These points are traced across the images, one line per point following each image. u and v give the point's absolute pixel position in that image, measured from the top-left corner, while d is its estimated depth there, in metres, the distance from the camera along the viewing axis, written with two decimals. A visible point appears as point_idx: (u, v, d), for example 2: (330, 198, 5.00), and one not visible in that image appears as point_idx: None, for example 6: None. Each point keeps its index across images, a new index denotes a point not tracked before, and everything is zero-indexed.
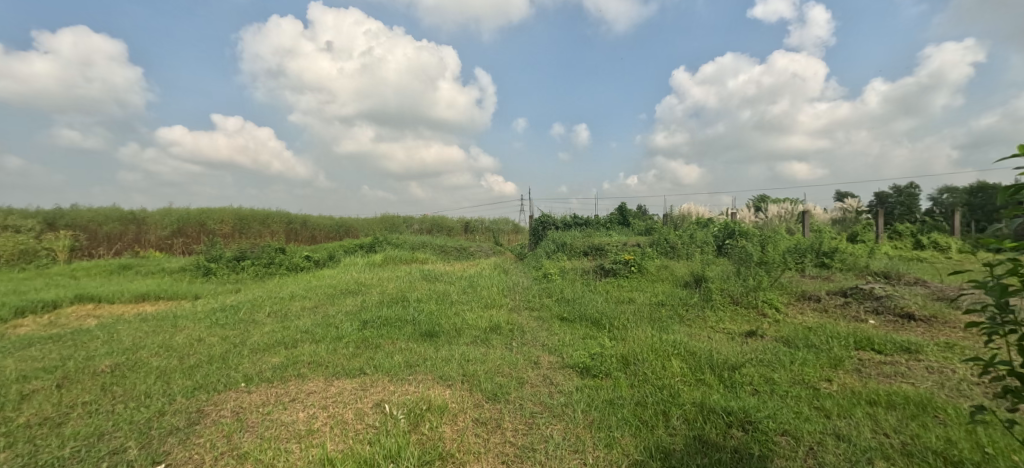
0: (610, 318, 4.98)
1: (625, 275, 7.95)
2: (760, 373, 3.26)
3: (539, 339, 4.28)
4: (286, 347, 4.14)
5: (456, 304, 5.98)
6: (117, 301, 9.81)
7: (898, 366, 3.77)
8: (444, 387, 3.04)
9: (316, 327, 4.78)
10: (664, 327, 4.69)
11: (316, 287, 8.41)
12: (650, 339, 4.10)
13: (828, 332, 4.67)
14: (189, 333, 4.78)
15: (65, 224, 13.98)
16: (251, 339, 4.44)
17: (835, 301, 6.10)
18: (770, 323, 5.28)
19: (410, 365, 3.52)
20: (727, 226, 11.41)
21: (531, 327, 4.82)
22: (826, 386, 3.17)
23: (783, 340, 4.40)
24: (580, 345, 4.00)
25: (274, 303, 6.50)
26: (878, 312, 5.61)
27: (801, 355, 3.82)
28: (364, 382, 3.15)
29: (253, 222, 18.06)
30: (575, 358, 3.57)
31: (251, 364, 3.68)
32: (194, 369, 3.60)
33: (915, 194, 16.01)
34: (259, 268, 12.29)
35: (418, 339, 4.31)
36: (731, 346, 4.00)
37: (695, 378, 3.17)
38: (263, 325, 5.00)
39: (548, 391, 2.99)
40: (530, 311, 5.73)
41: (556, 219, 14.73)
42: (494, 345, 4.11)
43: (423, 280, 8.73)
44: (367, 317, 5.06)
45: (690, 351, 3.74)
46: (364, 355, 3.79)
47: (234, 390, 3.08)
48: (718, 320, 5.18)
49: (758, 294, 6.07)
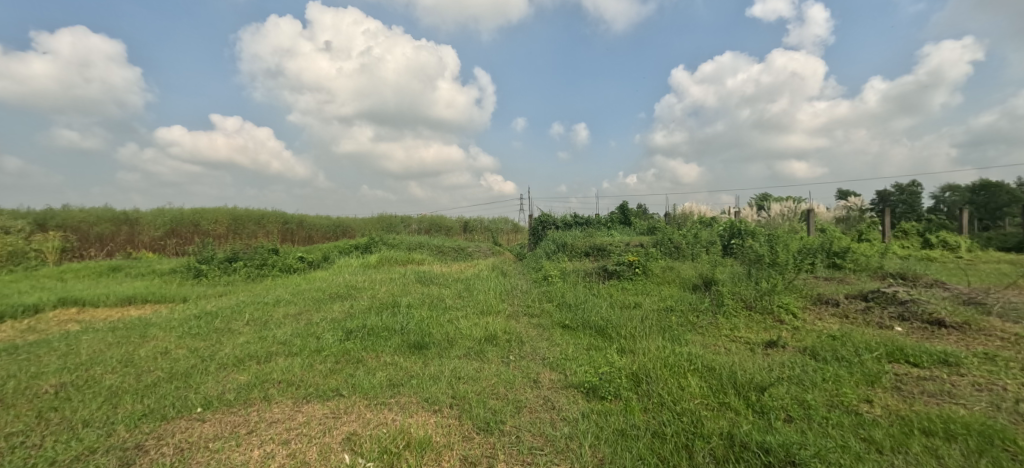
0: (616, 327, 4.58)
1: (630, 278, 7.54)
2: (792, 394, 2.86)
3: (538, 352, 3.87)
4: (257, 362, 3.72)
5: (450, 310, 5.58)
6: (102, 305, 9.38)
7: (941, 382, 3.37)
8: (430, 414, 2.64)
9: (295, 338, 4.35)
10: (677, 337, 4.28)
11: (306, 290, 8.00)
12: (662, 352, 3.70)
13: (855, 342, 4.26)
14: (157, 344, 4.37)
15: (55, 225, 13.54)
16: (222, 352, 4.02)
17: (856, 306, 5.68)
18: (788, 330, 4.88)
19: (393, 385, 3.10)
20: (732, 224, 11.00)
21: (530, 337, 4.43)
22: (868, 410, 2.77)
23: (808, 351, 4.00)
24: (585, 359, 3.60)
25: (257, 309, 6.08)
26: (903, 318, 5.20)
27: (832, 370, 3.41)
28: (339, 407, 2.74)
29: (248, 222, 17.63)
30: (581, 376, 3.17)
31: (214, 383, 3.27)
32: (151, 389, 3.21)
33: (918, 192, 15.61)
34: (252, 269, 11.89)
35: (405, 352, 3.90)
36: (753, 360, 3.60)
37: (718, 402, 2.77)
38: (239, 335, 4.58)
39: (550, 419, 2.58)
40: (529, 318, 5.32)
41: (557, 218, 14.33)
42: (490, 359, 3.70)
43: (417, 283, 8.31)
44: (352, 326, 4.64)
45: (708, 367, 3.34)
46: (342, 372, 3.37)
47: (185, 418, 2.68)
48: (733, 329, 4.78)
49: (772, 298, 5.67)
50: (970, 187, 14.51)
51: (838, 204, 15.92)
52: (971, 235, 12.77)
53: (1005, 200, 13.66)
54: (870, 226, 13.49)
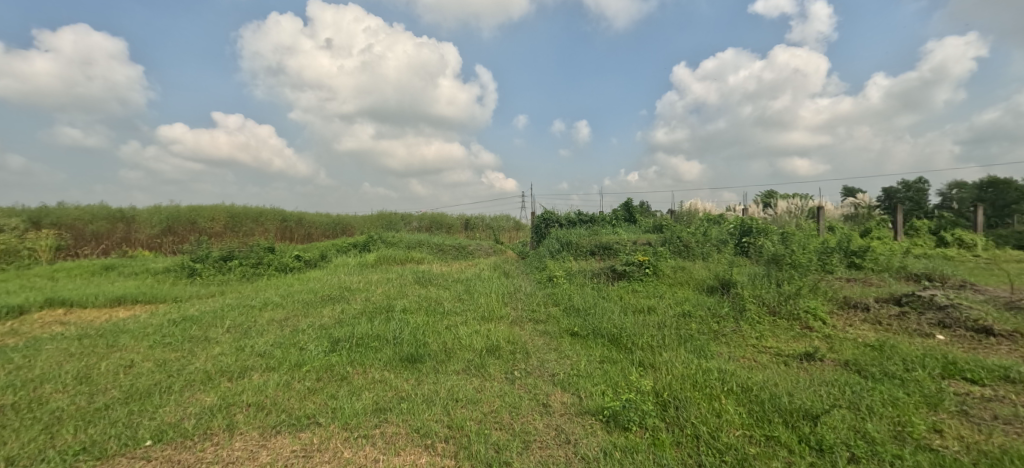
0: (632, 336, 4.14)
1: (640, 279, 7.09)
2: (849, 425, 2.42)
3: (547, 367, 3.43)
4: (229, 379, 3.30)
5: (449, 315, 5.15)
6: (90, 305, 8.95)
7: (1012, 405, 2.92)
8: (420, 452, 2.21)
9: (276, 349, 3.92)
10: (701, 349, 3.82)
11: (297, 292, 7.55)
12: (687, 368, 3.25)
13: (902, 355, 3.80)
14: (122, 356, 3.93)
15: (50, 223, 13.08)
16: (192, 366, 3.59)
17: (889, 311, 5.22)
18: (820, 338, 4.43)
19: (378, 410, 2.66)
20: (743, 221, 10.52)
21: (536, 347, 3.99)
22: (943, 445, 2.34)
23: (851, 366, 3.55)
24: (600, 377, 3.15)
25: (242, 314, 5.64)
26: (944, 325, 4.76)
27: (886, 390, 2.96)
28: (313, 441, 2.32)
29: (246, 220, 17.19)
30: (598, 399, 2.74)
31: (175, 406, 2.84)
32: (102, 413, 2.79)
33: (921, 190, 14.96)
34: (247, 268, 11.47)
35: (397, 367, 3.46)
36: (794, 378, 3.14)
37: (765, 435, 2.33)
38: (215, 345, 4.14)
39: (565, 458, 2.16)
40: (535, 324, 4.87)
41: (560, 216, 13.84)
42: (492, 376, 3.27)
43: (415, 283, 7.87)
44: (340, 335, 4.20)
45: (745, 388, 2.89)
46: (323, 392, 2.94)
47: (129, 455, 2.28)
48: (760, 338, 4.33)
49: (797, 302, 5.21)
50: (976, 185, 13.85)
51: (846, 202, 15.41)
52: (984, 233, 12.23)
53: (1014, 197, 12.89)
54: (880, 224, 13.02)
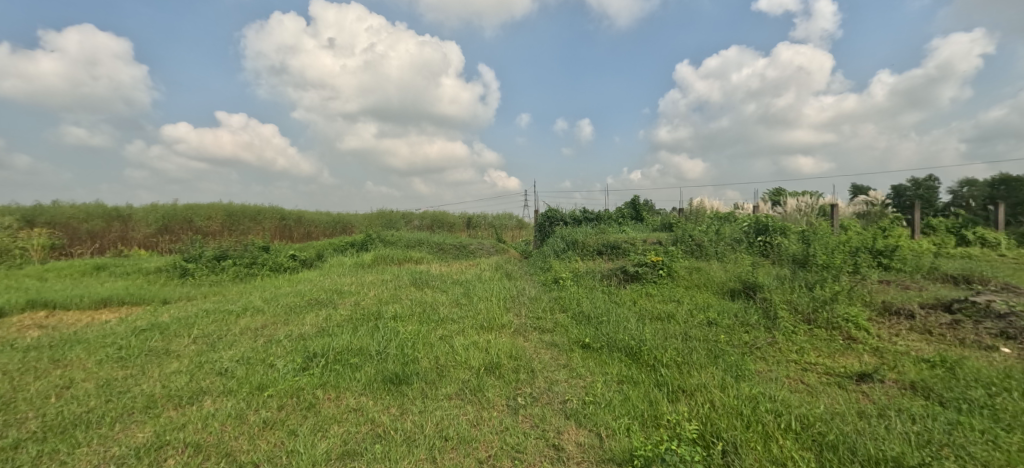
0: (655, 351, 3.55)
1: (655, 281, 6.52)
2: None
3: (558, 391, 2.86)
4: (175, 407, 2.76)
5: (444, 323, 4.59)
6: (73, 308, 8.40)
7: None
8: None
9: (240, 366, 3.37)
10: (737, 367, 3.24)
11: (284, 295, 6.99)
12: (729, 394, 2.68)
13: (975, 374, 3.21)
14: (62, 375, 3.38)
15: (44, 221, 12.63)
16: (138, 388, 3.04)
17: (939, 319, 4.62)
18: (870, 353, 3.83)
19: (347, 454, 2.11)
20: (758, 219, 9.92)
21: (544, 363, 3.43)
22: None
23: (919, 390, 2.97)
24: (623, 406, 2.58)
25: (218, 321, 5.10)
26: (1007, 336, 4.17)
27: (980, 426, 2.37)
28: None
29: (243, 218, 16.66)
30: (625, 440, 2.17)
31: (98, 446, 2.30)
32: (6, 455, 2.24)
33: (934, 186, 14.19)
34: (240, 268, 10.91)
35: (378, 390, 2.91)
36: (860, 409, 2.57)
37: None
38: (174, 361, 3.60)
39: None
40: (540, 334, 4.33)
41: (565, 214, 13.25)
42: (491, 403, 2.72)
43: (411, 285, 7.34)
44: (316, 348, 3.63)
45: (805, 424, 2.32)
46: (283, 427, 2.39)
47: None
48: (801, 352, 3.75)
49: (836, 309, 4.61)
50: (988, 183, 13.08)
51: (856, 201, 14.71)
52: (1006, 231, 11.58)
53: None
54: (895, 222, 12.38)
